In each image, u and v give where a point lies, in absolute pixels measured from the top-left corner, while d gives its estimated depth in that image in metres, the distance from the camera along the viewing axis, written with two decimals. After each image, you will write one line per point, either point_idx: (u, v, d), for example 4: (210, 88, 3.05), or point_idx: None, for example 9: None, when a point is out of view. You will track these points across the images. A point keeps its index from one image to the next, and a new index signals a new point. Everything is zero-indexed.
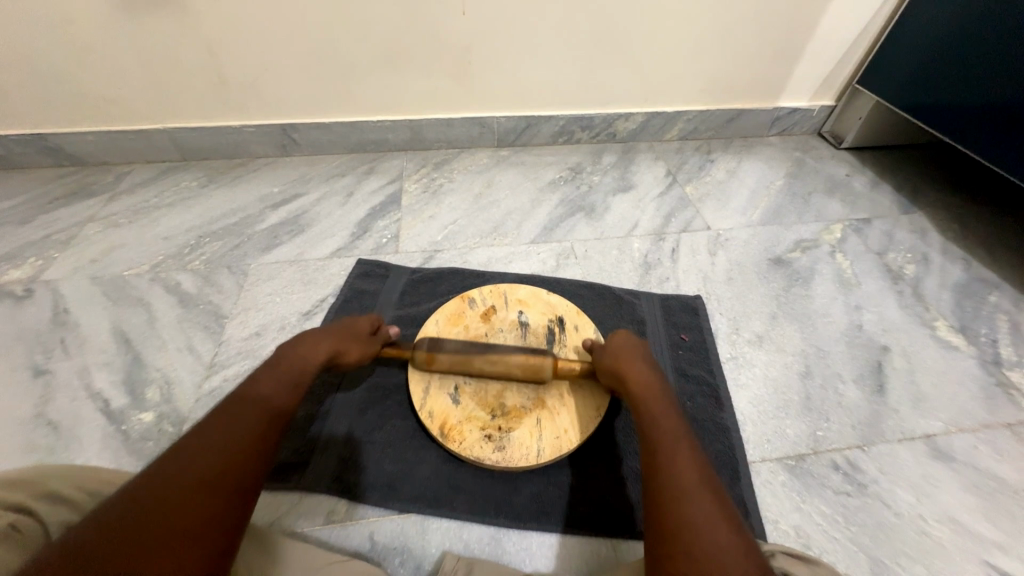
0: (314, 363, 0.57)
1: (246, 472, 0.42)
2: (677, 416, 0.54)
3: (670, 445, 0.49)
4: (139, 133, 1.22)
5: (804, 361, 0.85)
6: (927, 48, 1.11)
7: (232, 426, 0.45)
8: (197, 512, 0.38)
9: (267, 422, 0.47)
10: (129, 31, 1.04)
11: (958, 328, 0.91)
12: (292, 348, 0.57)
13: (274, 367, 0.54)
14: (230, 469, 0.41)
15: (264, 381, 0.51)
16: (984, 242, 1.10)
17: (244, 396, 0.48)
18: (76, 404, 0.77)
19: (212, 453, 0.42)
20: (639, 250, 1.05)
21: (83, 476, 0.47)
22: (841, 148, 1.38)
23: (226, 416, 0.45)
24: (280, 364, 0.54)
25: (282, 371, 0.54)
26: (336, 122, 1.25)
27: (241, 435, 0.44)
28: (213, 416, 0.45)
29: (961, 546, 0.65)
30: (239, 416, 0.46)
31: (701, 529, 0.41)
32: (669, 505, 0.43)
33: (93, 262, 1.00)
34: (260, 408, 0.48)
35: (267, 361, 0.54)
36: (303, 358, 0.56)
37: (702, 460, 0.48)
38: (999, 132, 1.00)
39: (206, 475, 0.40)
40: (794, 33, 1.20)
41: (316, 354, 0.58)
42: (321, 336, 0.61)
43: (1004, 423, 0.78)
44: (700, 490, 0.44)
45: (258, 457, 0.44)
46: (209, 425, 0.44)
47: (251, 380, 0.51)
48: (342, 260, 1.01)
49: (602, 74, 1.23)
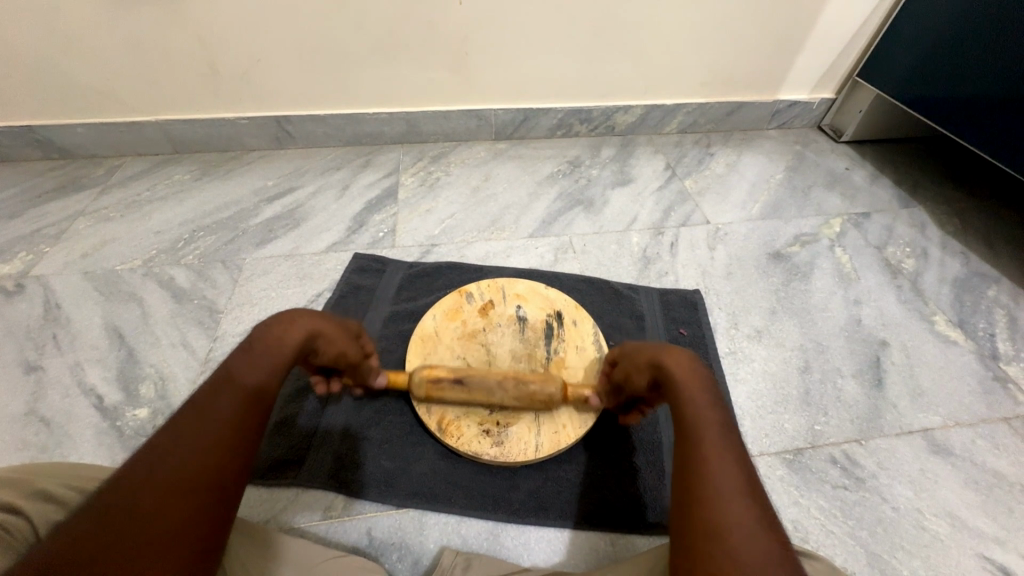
0: (293, 345, 0.50)
1: (224, 471, 0.40)
2: (719, 402, 0.48)
3: (710, 439, 0.44)
4: (130, 125, 1.19)
5: (804, 356, 0.85)
6: (928, 40, 1.10)
7: (207, 423, 0.41)
8: (172, 519, 0.36)
9: (245, 414, 0.43)
10: (118, 20, 1.02)
11: (957, 322, 0.91)
12: (268, 329, 0.50)
13: (250, 349, 0.48)
14: (206, 471, 0.39)
15: (240, 367, 0.46)
16: (983, 236, 1.09)
17: (218, 384, 0.44)
18: (69, 400, 0.76)
19: (185, 454, 0.39)
20: (638, 244, 1.04)
21: (72, 473, 0.47)
22: (841, 142, 1.37)
23: (199, 410, 0.42)
24: (259, 343, 0.49)
25: (260, 354, 0.48)
26: (332, 114, 1.23)
27: (216, 431, 0.41)
28: (184, 411, 0.42)
29: (958, 540, 0.65)
30: (215, 407, 0.42)
31: (741, 538, 0.36)
32: (705, 507, 0.39)
33: (85, 257, 0.99)
34: (236, 397, 0.44)
35: (242, 343, 0.48)
36: (281, 340, 0.50)
37: (745, 456, 0.43)
38: (999, 125, 1.00)
39: (180, 479, 0.38)
40: (795, 25, 1.18)
41: (296, 335, 0.51)
42: (302, 316, 0.54)
43: (1002, 417, 0.78)
44: (742, 493, 0.39)
45: (235, 455, 0.41)
46: (182, 420, 0.41)
47: (226, 366, 0.46)
48: (338, 254, 1.00)
49: (602, 66, 1.22)
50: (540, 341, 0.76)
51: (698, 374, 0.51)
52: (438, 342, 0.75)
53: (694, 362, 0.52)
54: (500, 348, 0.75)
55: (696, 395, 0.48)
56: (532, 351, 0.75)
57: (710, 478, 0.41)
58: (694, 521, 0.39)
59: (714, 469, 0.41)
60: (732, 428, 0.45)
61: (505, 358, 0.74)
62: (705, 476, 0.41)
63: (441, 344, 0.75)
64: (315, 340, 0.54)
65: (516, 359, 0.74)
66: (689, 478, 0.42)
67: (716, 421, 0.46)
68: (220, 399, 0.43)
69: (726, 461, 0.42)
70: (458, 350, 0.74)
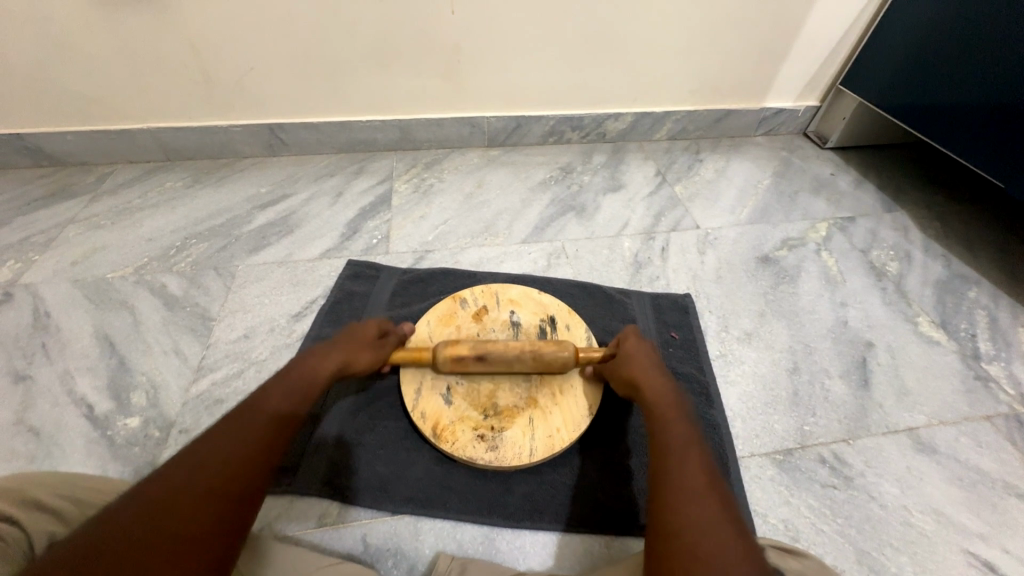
0: (325, 372, 0.57)
1: (251, 483, 0.42)
2: (687, 422, 0.54)
3: (676, 451, 0.50)
4: (122, 133, 1.19)
5: (792, 357, 0.86)
6: (907, 52, 1.13)
7: (242, 436, 0.44)
8: (201, 522, 0.37)
9: (274, 430, 0.47)
10: (110, 30, 1.02)
11: (940, 323, 0.94)
12: (300, 360, 0.56)
13: (285, 376, 0.53)
14: (237, 479, 0.41)
15: (275, 391, 0.51)
16: (964, 239, 1.12)
17: (252, 405, 0.48)
18: (58, 409, 0.75)
19: (221, 459, 0.41)
20: (629, 249, 1.05)
21: (61, 480, 0.46)
22: (826, 148, 1.40)
23: (235, 425, 0.45)
24: (293, 373, 0.54)
25: (292, 380, 0.53)
26: (325, 122, 1.23)
27: (247, 443, 0.44)
28: (221, 422, 0.45)
29: (944, 536, 0.67)
30: (249, 422, 0.46)
31: (700, 532, 0.41)
32: (670, 506, 0.44)
33: (76, 265, 0.98)
34: (267, 417, 0.47)
35: (278, 372, 0.54)
36: (313, 370, 0.55)
37: (709, 466, 0.48)
38: (976, 132, 1.03)
39: (212, 483, 0.40)
40: (778, 36, 1.22)
41: (327, 365, 0.58)
42: (331, 347, 0.61)
43: (984, 415, 0.80)
44: (704, 493, 0.45)
45: (266, 466, 0.43)
46: (221, 428, 0.44)
47: (261, 390, 0.50)
48: (332, 261, 1.00)
49: (593, 75, 1.24)
50: None
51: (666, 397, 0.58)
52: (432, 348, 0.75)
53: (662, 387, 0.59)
54: None
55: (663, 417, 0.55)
56: None
57: (675, 483, 0.46)
58: (662, 519, 0.44)
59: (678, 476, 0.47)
60: (699, 443, 0.51)
61: None
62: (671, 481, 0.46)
63: None
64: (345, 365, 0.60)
65: None
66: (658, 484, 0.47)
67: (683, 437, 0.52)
68: (253, 416, 0.47)
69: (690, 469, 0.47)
70: None
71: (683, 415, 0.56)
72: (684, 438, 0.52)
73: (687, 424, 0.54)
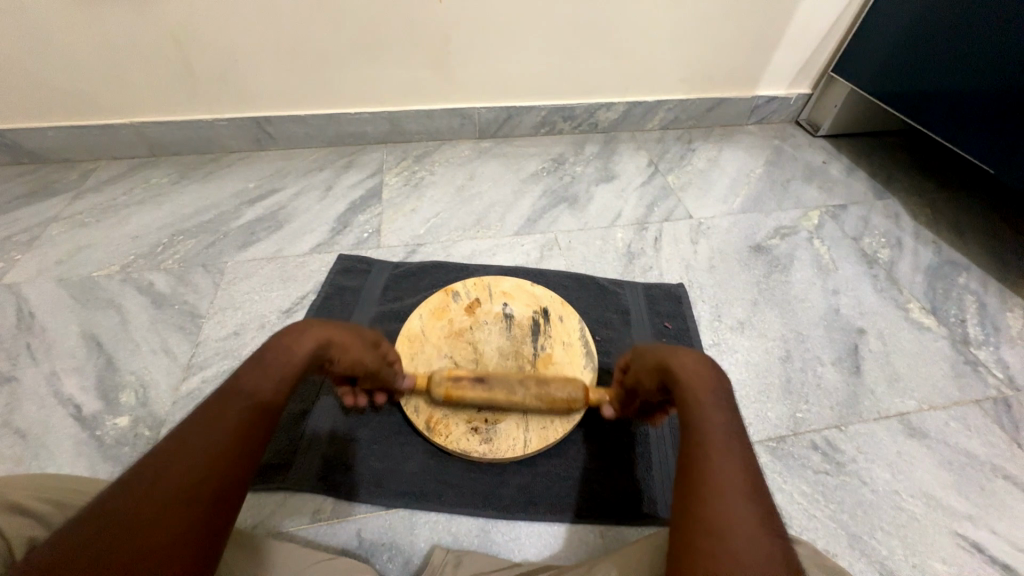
0: (304, 352, 0.51)
1: (224, 483, 0.39)
2: (728, 406, 0.48)
3: (716, 440, 0.44)
4: (104, 128, 1.17)
5: (785, 346, 0.87)
6: (898, 38, 1.13)
7: (212, 432, 0.41)
8: (174, 531, 0.35)
9: (250, 422, 0.43)
10: (87, 22, 0.99)
11: (930, 309, 0.94)
12: (274, 342, 0.50)
13: (261, 359, 0.48)
14: (207, 481, 0.38)
15: (251, 376, 0.46)
16: (954, 225, 1.13)
17: (223, 397, 0.44)
18: (45, 411, 0.74)
19: (192, 462, 0.38)
20: (622, 239, 1.05)
21: (44, 484, 0.45)
22: (818, 136, 1.40)
23: (206, 421, 0.41)
24: (270, 354, 0.49)
25: (269, 363, 0.48)
26: (313, 115, 1.21)
27: (219, 441, 0.40)
28: (190, 421, 0.41)
29: (933, 518, 0.68)
30: (220, 416, 0.42)
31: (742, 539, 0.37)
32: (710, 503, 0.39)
33: (60, 264, 0.96)
34: (241, 408, 0.43)
35: (251, 355, 0.48)
36: (290, 354, 0.50)
37: (750, 460, 0.43)
38: (967, 118, 1.03)
39: (180, 488, 0.37)
40: (770, 22, 1.21)
41: (307, 344, 0.51)
42: (314, 323, 0.54)
43: (973, 399, 0.81)
44: (745, 495, 0.40)
45: (240, 464, 0.41)
46: (189, 425, 0.41)
47: (236, 376, 0.46)
48: (322, 256, 0.99)
49: (584, 64, 1.23)
50: (527, 338, 0.76)
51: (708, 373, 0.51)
52: (425, 342, 0.75)
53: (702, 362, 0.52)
54: (487, 346, 0.75)
55: (702, 396, 0.48)
56: (519, 348, 0.75)
57: (717, 478, 0.41)
58: (701, 517, 0.39)
59: (716, 469, 0.41)
60: (738, 431, 0.46)
61: (493, 356, 0.74)
62: (709, 473, 0.41)
63: (428, 343, 0.75)
64: (329, 348, 0.54)
65: (503, 356, 0.74)
66: (695, 475, 0.42)
67: (723, 423, 0.46)
68: (224, 409, 0.43)
69: (729, 463, 0.42)
70: (445, 349, 0.74)
71: (724, 395, 0.49)
72: (725, 426, 0.45)
73: (728, 406, 0.48)
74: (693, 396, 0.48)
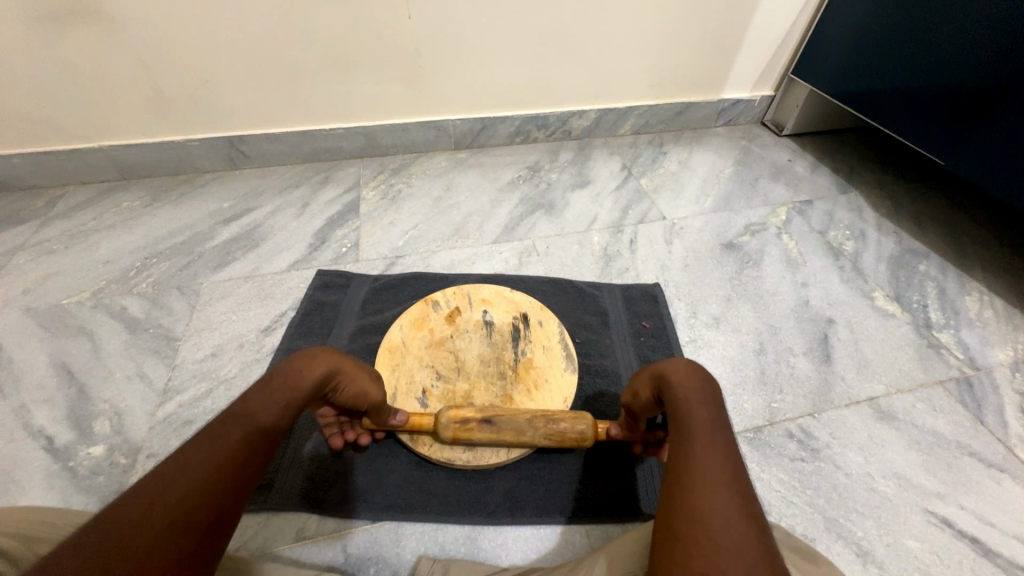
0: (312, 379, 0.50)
1: (219, 506, 0.38)
2: (714, 400, 0.47)
3: (699, 434, 0.44)
4: (71, 153, 1.15)
5: (759, 338, 0.89)
6: (850, 40, 1.18)
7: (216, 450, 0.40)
8: (160, 561, 0.33)
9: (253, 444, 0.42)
10: (50, 46, 0.98)
11: (894, 297, 0.98)
12: (285, 364, 0.50)
13: (269, 382, 0.47)
14: (208, 500, 0.37)
15: (256, 400, 0.45)
16: (913, 215, 1.18)
17: (231, 417, 0.43)
18: (14, 445, 0.72)
19: (189, 483, 0.37)
20: (599, 243, 1.07)
21: (11, 519, 0.44)
22: (783, 135, 1.46)
23: (207, 442, 0.40)
24: (278, 378, 0.48)
25: (278, 387, 0.47)
26: (287, 132, 1.21)
27: (220, 459, 0.40)
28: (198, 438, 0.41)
29: (904, 497, 0.70)
30: (225, 435, 0.41)
31: (722, 525, 0.36)
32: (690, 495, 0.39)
33: (26, 294, 0.94)
34: (246, 429, 0.43)
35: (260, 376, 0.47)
36: (298, 379, 0.49)
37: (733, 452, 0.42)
38: (919, 112, 1.08)
39: (182, 508, 0.36)
40: (730, 30, 1.26)
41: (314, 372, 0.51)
42: (326, 351, 0.54)
43: (936, 381, 0.84)
44: (726, 485, 0.39)
45: (239, 485, 0.40)
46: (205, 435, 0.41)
47: (243, 398, 0.45)
48: (300, 272, 0.99)
49: (555, 73, 1.26)
50: (507, 344, 0.77)
51: (697, 375, 0.50)
52: (406, 353, 0.75)
53: (690, 364, 0.51)
54: (468, 354, 0.76)
55: (685, 392, 0.48)
56: (500, 354, 0.76)
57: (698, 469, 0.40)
58: (683, 502, 0.38)
59: (695, 466, 0.41)
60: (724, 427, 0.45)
61: (474, 363, 0.75)
62: (688, 464, 0.41)
63: (409, 354, 0.75)
64: (335, 376, 0.53)
65: (484, 364, 0.75)
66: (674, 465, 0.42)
67: (706, 421, 0.45)
68: (228, 430, 0.42)
69: (711, 461, 0.41)
70: (427, 359, 0.75)
71: (710, 392, 0.48)
72: (709, 419, 0.45)
73: (716, 403, 0.47)
74: (678, 394, 0.48)
